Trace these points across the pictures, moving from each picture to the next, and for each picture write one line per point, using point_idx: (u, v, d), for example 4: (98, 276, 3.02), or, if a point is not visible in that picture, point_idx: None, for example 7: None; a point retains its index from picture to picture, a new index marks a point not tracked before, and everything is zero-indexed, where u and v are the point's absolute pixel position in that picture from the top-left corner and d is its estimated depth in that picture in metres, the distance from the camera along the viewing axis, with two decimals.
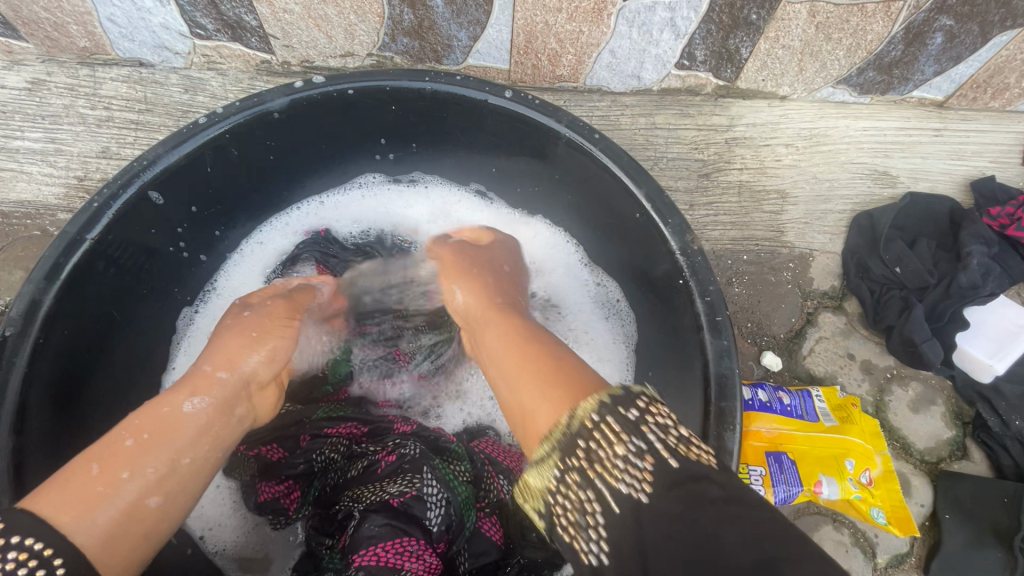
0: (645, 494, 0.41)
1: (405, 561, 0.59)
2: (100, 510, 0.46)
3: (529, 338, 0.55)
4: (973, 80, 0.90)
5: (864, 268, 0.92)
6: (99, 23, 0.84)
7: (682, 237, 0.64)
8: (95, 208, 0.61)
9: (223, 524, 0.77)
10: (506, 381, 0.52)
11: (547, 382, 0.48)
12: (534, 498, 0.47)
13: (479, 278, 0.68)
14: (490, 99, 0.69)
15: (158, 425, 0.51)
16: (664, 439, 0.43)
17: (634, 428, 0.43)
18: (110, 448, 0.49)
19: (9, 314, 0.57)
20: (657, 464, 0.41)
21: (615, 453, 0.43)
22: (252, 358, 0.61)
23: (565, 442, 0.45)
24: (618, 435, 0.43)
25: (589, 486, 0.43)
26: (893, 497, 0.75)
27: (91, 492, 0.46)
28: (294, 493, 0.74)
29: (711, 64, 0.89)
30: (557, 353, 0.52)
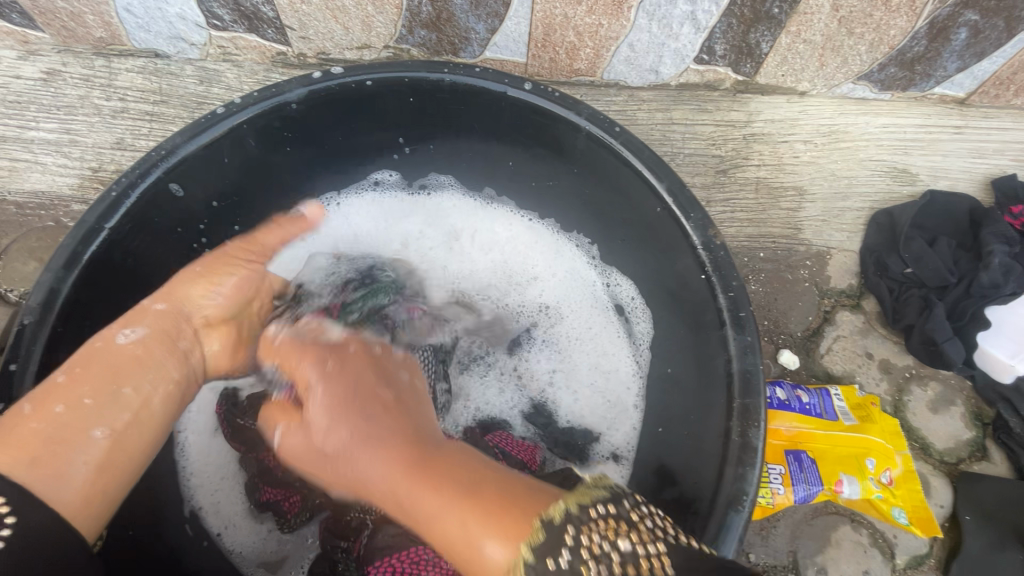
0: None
1: (420, 571, 0.60)
2: (48, 455, 0.48)
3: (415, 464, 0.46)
4: (996, 77, 0.89)
5: (883, 266, 0.91)
6: (116, 13, 0.83)
7: (704, 232, 0.63)
8: (114, 197, 0.61)
9: (234, 523, 0.76)
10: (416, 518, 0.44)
11: (483, 516, 0.42)
12: None
13: (335, 400, 0.52)
14: (509, 91, 0.68)
15: (94, 361, 0.56)
16: (666, 535, 0.42)
17: (634, 524, 0.42)
18: (42, 390, 0.52)
19: (29, 302, 0.57)
20: (663, 558, 0.40)
21: (615, 542, 0.41)
22: (195, 292, 0.66)
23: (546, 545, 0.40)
24: (618, 527, 0.42)
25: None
26: (915, 497, 0.74)
27: (27, 429, 0.49)
28: (294, 499, 0.73)
29: (730, 59, 0.88)
30: (465, 473, 0.45)
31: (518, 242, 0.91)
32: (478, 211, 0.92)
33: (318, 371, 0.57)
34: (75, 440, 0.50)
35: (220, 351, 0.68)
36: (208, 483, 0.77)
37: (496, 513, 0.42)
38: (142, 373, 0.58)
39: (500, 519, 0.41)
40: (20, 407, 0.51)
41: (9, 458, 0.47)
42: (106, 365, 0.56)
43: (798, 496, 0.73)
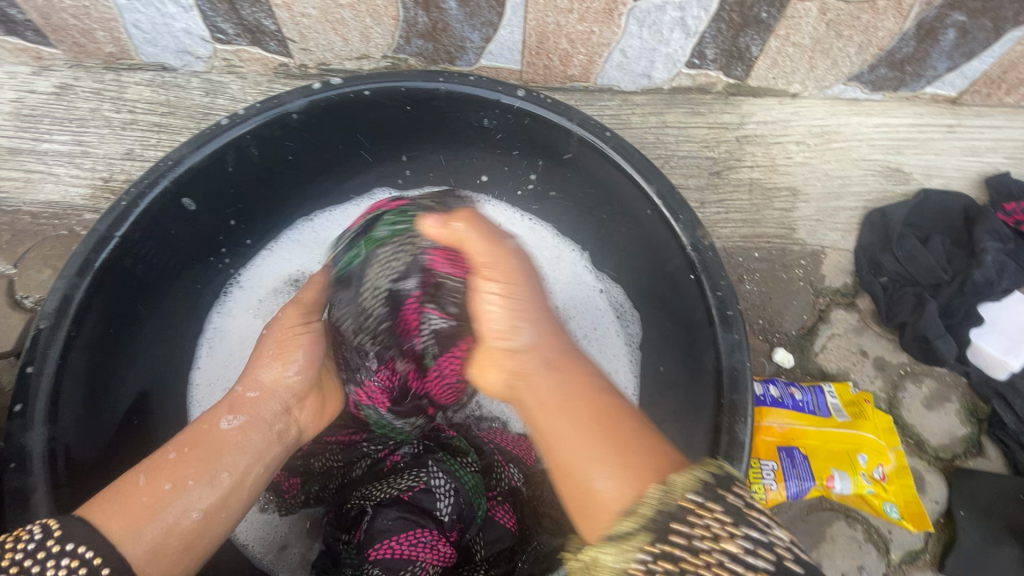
0: None
1: (419, 553, 0.62)
2: (146, 522, 0.52)
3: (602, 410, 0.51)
4: (987, 76, 0.90)
5: (876, 264, 0.92)
6: (125, 29, 0.86)
7: (693, 233, 0.65)
8: (123, 206, 0.64)
9: (248, 518, 0.77)
10: (569, 429, 0.51)
11: (625, 453, 0.48)
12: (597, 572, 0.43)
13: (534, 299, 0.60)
14: (502, 99, 0.70)
15: (198, 443, 0.59)
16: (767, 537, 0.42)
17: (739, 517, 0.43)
18: (154, 463, 0.57)
19: (44, 309, 0.60)
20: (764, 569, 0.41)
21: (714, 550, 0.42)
22: (289, 371, 0.68)
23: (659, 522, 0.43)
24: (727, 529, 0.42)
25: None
26: (906, 492, 0.75)
27: (139, 501, 0.53)
28: (293, 480, 0.76)
29: (721, 63, 0.90)
30: (618, 407, 0.52)
31: (521, 244, 0.92)
32: (480, 213, 0.93)
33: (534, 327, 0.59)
34: (174, 516, 0.53)
35: (311, 420, 0.71)
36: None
37: (632, 472, 0.46)
38: (236, 455, 0.60)
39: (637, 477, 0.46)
40: (135, 478, 0.55)
41: (117, 525, 0.50)
42: (216, 447, 0.60)
43: (790, 491, 0.74)
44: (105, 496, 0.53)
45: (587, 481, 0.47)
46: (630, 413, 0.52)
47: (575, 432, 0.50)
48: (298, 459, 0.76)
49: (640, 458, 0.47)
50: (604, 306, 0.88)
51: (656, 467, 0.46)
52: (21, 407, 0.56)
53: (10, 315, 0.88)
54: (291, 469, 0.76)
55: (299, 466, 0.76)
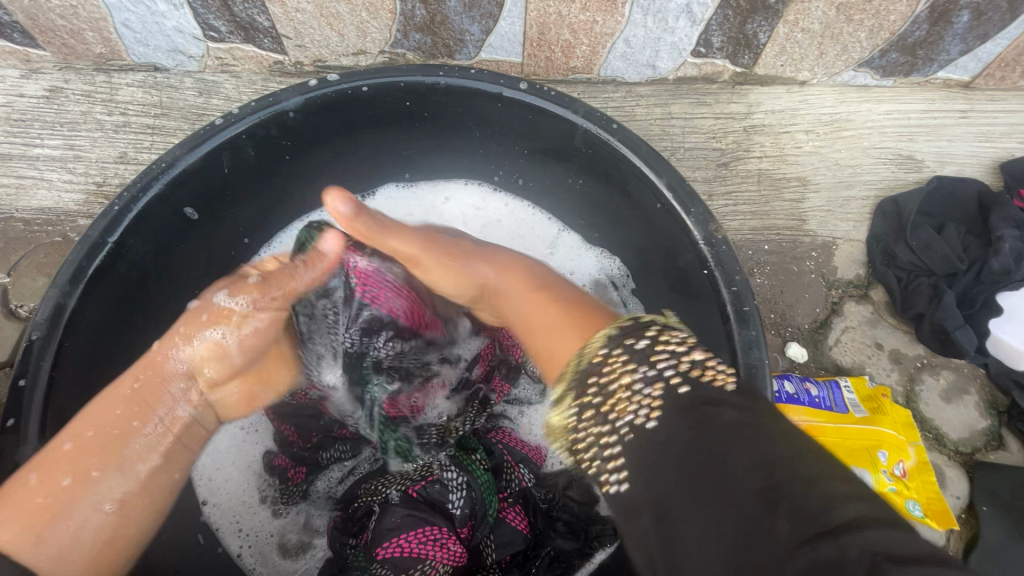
0: (655, 421, 0.43)
1: (428, 551, 0.59)
2: (47, 523, 0.51)
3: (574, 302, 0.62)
4: (1001, 59, 0.88)
5: (890, 255, 0.90)
6: (114, 29, 0.84)
7: (705, 227, 0.63)
8: (116, 211, 0.62)
9: (261, 540, 0.75)
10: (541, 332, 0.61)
11: (574, 327, 0.57)
12: (558, 438, 0.50)
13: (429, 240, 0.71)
14: (505, 92, 0.68)
15: (103, 431, 0.57)
16: (673, 368, 0.46)
17: (643, 360, 0.47)
18: (43, 458, 0.53)
19: (35, 318, 0.57)
20: (666, 393, 0.44)
21: (629, 388, 0.46)
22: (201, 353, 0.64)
23: (581, 374, 0.50)
24: (626, 374, 0.47)
25: (607, 423, 0.46)
26: (928, 488, 0.73)
27: (34, 504, 0.51)
28: (299, 469, 0.73)
29: (728, 51, 0.87)
30: (567, 298, 0.63)
31: (507, 228, 0.90)
32: (462, 203, 0.91)
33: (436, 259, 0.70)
34: (78, 511, 0.53)
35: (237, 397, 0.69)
36: (226, 504, 0.75)
37: (574, 326, 0.57)
38: (141, 445, 0.59)
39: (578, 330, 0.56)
40: (24, 475, 0.52)
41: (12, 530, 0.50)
42: (114, 435, 0.57)
43: None
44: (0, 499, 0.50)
45: (552, 348, 0.58)
46: (570, 293, 0.65)
47: (527, 304, 0.64)
48: (306, 450, 0.74)
49: (591, 316, 0.58)
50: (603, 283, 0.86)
51: (590, 323, 0.57)
52: (14, 421, 0.54)
53: (5, 325, 0.87)
54: (299, 460, 0.73)
55: (307, 456, 0.74)
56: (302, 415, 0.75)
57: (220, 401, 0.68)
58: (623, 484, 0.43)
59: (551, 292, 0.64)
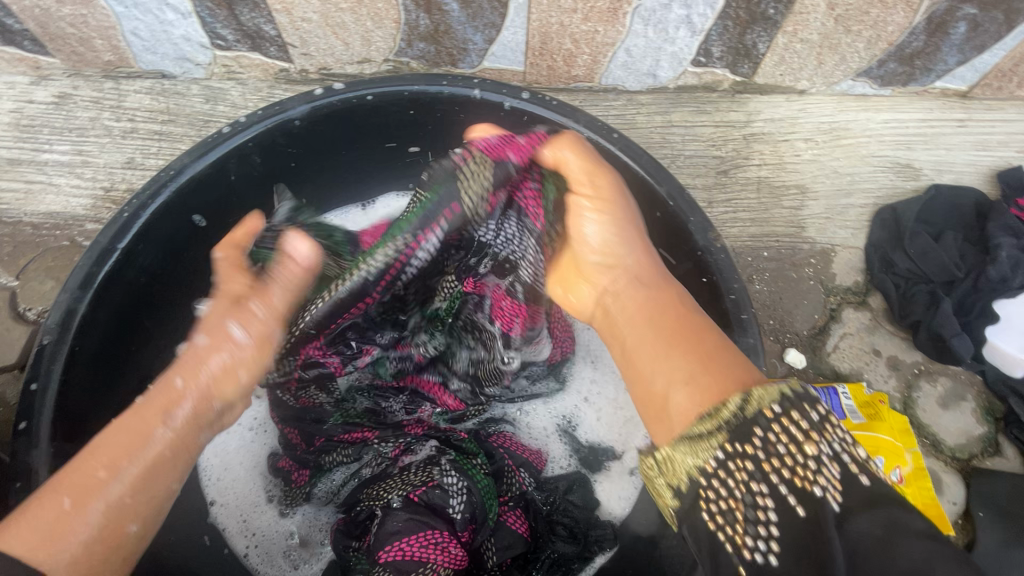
0: (835, 502, 0.40)
1: (430, 554, 0.60)
2: (69, 538, 0.48)
3: (706, 354, 0.51)
4: (998, 69, 0.89)
5: (888, 262, 0.91)
6: (123, 37, 0.85)
7: (704, 235, 0.64)
8: (126, 217, 0.63)
9: (266, 541, 0.75)
10: (649, 353, 0.54)
11: (703, 369, 0.50)
12: (673, 474, 0.47)
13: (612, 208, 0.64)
14: (507, 101, 0.69)
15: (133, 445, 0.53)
16: (849, 452, 0.42)
17: (816, 432, 0.43)
18: (79, 475, 0.50)
19: (46, 322, 0.59)
20: (843, 474, 0.41)
21: (796, 453, 0.43)
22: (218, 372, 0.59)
23: (733, 429, 0.45)
24: (802, 436, 0.43)
25: (761, 483, 0.43)
26: (924, 494, 0.74)
27: (60, 519, 0.48)
28: (302, 472, 0.73)
29: (727, 60, 0.88)
30: (712, 344, 0.52)
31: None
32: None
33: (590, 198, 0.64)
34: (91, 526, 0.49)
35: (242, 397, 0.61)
36: (232, 505, 0.76)
37: (711, 378, 0.49)
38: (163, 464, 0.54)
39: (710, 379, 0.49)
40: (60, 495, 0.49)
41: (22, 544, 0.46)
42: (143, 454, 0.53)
43: None
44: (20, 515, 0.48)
45: (669, 390, 0.50)
46: (720, 343, 0.53)
47: (658, 344, 0.55)
48: (309, 453, 0.72)
49: (725, 366, 0.50)
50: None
51: (732, 378, 0.48)
52: (26, 424, 0.55)
53: (13, 328, 0.88)
54: (301, 463, 0.73)
55: (309, 458, 0.73)
56: (304, 419, 0.71)
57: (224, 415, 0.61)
58: (771, 554, 0.41)
59: (687, 336, 0.54)
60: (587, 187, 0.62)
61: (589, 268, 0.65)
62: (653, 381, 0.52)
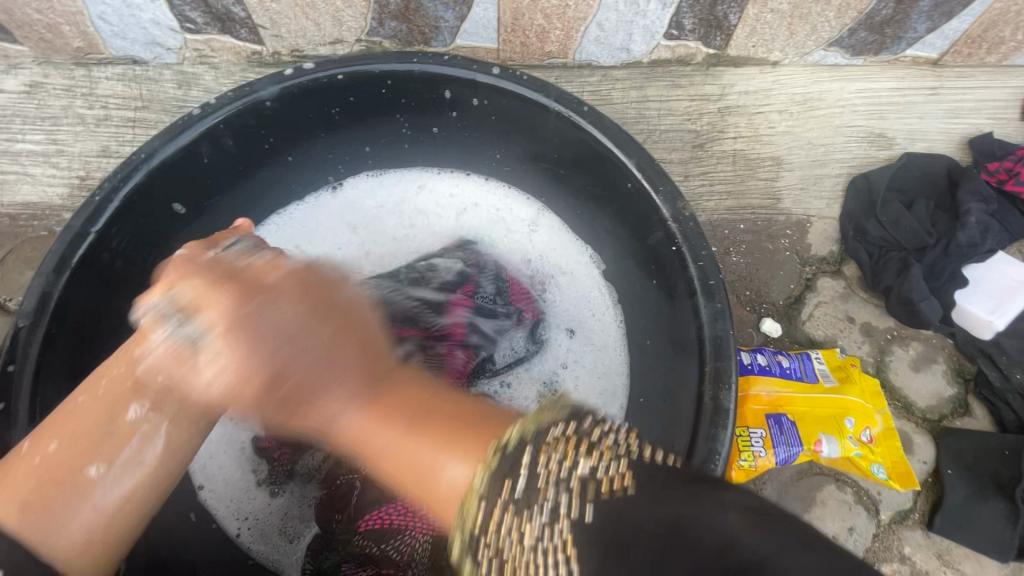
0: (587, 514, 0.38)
1: (408, 522, 0.64)
2: (52, 513, 0.47)
3: (436, 412, 0.46)
4: (968, 36, 0.89)
5: (861, 230, 0.92)
6: (91, 22, 0.84)
7: (673, 204, 0.65)
8: (98, 201, 0.63)
9: (257, 519, 0.77)
10: (392, 441, 0.45)
11: (438, 442, 0.43)
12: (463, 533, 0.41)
13: (261, 325, 0.50)
14: (477, 77, 0.69)
15: (74, 427, 0.50)
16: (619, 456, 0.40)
17: (582, 447, 0.41)
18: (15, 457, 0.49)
19: (22, 307, 0.59)
20: (624, 480, 0.38)
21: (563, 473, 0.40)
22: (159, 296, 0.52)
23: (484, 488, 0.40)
24: (571, 453, 0.40)
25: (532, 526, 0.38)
26: (893, 453, 0.77)
27: (29, 478, 0.47)
28: (283, 450, 0.75)
29: (700, 33, 0.89)
30: (439, 403, 0.48)
31: (485, 212, 0.91)
32: (435, 189, 0.92)
33: (259, 299, 0.51)
34: (74, 494, 0.48)
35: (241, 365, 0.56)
36: (221, 490, 0.77)
37: (451, 444, 0.43)
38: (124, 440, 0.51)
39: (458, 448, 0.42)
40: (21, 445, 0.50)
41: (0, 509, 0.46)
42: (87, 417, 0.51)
43: (778, 458, 0.74)
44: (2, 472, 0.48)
45: (425, 477, 0.43)
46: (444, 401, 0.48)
47: (401, 429, 0.45)
48: (289, 432, 0.73)
49: (472, 420, 0.45)
50: (583, 265, 0.88)
51: (472, 427, 0.44)
52: (5, 405, 0.56)
53: None
54: (281, 442, 0.74)
55: (289, 438, 0.74)
56: None
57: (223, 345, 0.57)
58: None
59: (426, 426, 0.45)
60: (245, 307, 0.51)
61: (292, 380, 0.49)
62: (406, 472, 0.44)
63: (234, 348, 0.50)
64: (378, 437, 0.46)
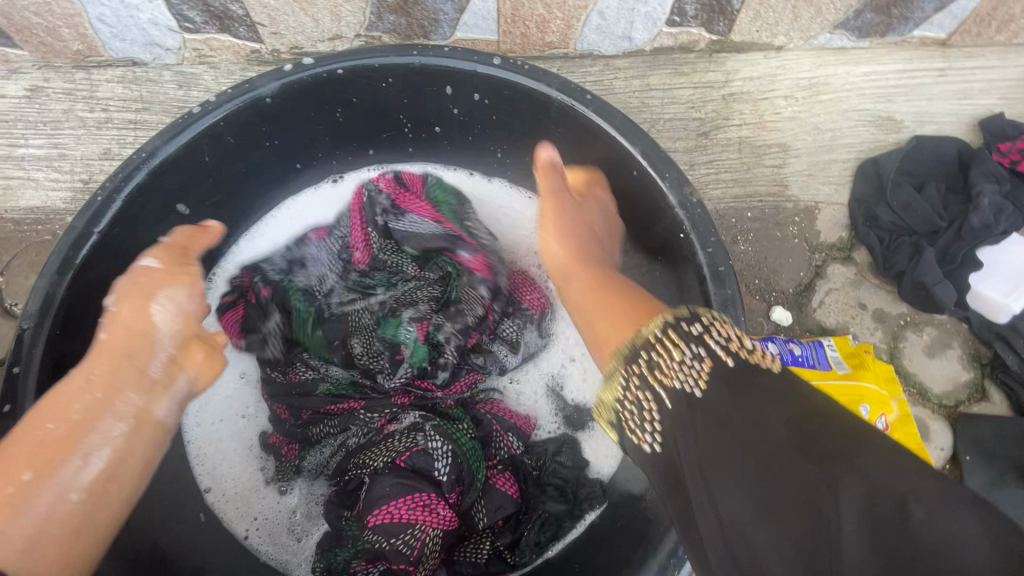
0: (699, 390, 0.47)
1: (418, 517, 0.61)
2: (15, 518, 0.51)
3: (613, 287, 0.61)
4: (976, 14, 0.88)
5: (871, 215, 0.90)
6: (89, 24, 0.84)
7: (680, 191, 0.64)
8: (100, 201, 0.63)
9: (264, 520, 0.76)
10: (586, 318, 0.61)
11: (619, 315, 0.56)
12: (606, 410, 0.55)
13: (571, 227, 0.70)
14: (479, 68, 0.68)
15: (40, 446, 0.54)
16: (722, 345, 0.49)
17: (693, 338, 0.49)
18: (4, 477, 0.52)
19: (26, 308, 0.59)
20: (713, 365, 0.48)
21: (671, 359, 0.50)
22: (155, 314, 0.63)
23: (628, 354, 0.53)
24: (676, 344, 0.50)
25: (647, 389, 0.50)
26: (910, 441, 0.75)
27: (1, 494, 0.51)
28: (291, 446, 0.75)
29: (702, 18, 0.87)
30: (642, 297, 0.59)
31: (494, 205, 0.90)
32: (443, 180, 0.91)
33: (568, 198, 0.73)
34: (35, 504, 0.52)
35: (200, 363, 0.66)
36: (228, 490, 0.77)
37: (619, 314, 0.57)
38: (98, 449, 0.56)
39: (619, 326, 0.55)
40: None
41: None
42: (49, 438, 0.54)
43: None
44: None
45: (592, 334, 0.59)
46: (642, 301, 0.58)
47: (588, 309, 0.61)
48: (297, 427, 0.74)
49: (641, 304, 0.57)
50: None
51: (633, 318, 0.55)
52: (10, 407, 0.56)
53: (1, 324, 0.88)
54: (289, 436, 0.74)
55: (297, 432, 0.74)
56: (291, 394, 0.74)
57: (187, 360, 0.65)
58: (657, 443, 0.49)
59: (599, 287, 0.62)
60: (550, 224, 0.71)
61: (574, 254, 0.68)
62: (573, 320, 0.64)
63: (562, 241, 0.70)
64: (585, 298, 0.63)
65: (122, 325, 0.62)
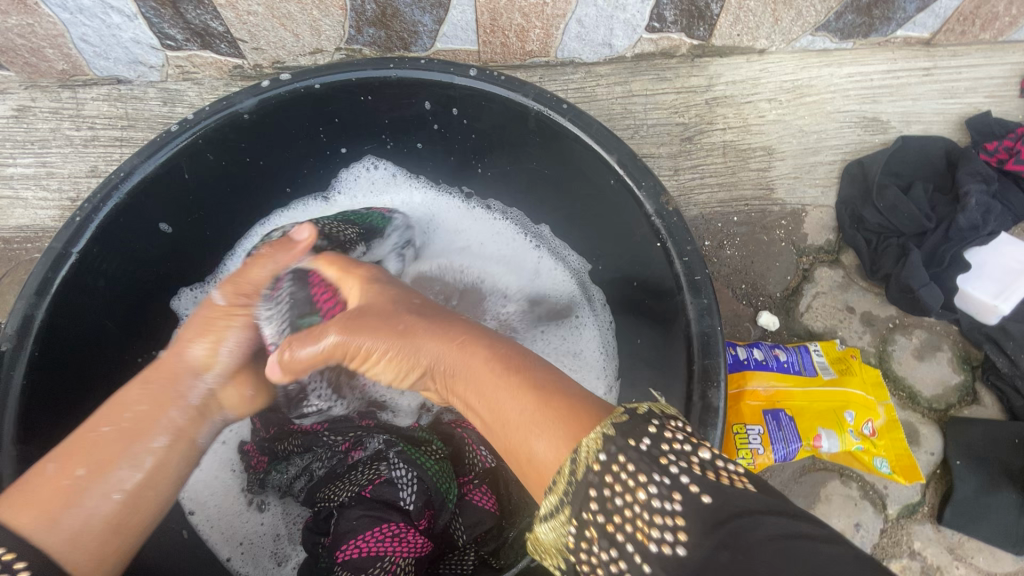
0: (682, 545, 0.35)
1: (387, 547, 0.61)
2: (63, 515, 0.46)
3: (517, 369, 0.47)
4: (960, 13, 0.87)
5: (858, 218, 0.90)
6: (73, 44, 0.85)
7: (656, 200, 0.63)
8: (78, 222, 0.63)
9: (248, 538, 0.76)
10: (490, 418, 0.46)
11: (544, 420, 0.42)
12: (551, 555, 0.42)
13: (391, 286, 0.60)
14: (455, 80, 0.68)
15: (89, 450, 0.50)
16: (687, 467, 0.37)
17: (650, 461, 0.38)
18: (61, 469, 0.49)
19: (4, 330, 0.59)
20: (686, 502, 0.36)
21: (638, 500, 0.37)
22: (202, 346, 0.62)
23: (575, 495, 0.39)
24: (636, 479, 0.37)
25: (611, 544, 0.38)
26: (897, 445, 0.75)
27: (57, 487, 0.47)
28: (261, 459, 0.76)
29: (682, 24, 0.87)
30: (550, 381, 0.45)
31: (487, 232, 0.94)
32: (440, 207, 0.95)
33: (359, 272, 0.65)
34: (88, 499, 0.48)
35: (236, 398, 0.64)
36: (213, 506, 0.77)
37: (558, 424, 0.41)
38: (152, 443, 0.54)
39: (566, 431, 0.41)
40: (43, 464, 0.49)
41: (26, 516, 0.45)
42: (104, 438, 0.51)
43: (776, 455, 0.73)
44: (13, 493, 0.46)
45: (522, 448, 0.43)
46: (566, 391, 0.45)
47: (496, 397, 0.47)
48: (267, 440, 0.75)
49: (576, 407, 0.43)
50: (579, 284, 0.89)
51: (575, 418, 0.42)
52: None
53: None
54: (261, 451, 0.75)
55: (268, 448, 0.75)
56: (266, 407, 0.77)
57: (224, 395, 0.63)
58: None
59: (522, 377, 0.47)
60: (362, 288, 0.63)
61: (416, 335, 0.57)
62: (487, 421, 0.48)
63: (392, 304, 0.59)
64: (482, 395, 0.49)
65: (177, 349, 0.61)
